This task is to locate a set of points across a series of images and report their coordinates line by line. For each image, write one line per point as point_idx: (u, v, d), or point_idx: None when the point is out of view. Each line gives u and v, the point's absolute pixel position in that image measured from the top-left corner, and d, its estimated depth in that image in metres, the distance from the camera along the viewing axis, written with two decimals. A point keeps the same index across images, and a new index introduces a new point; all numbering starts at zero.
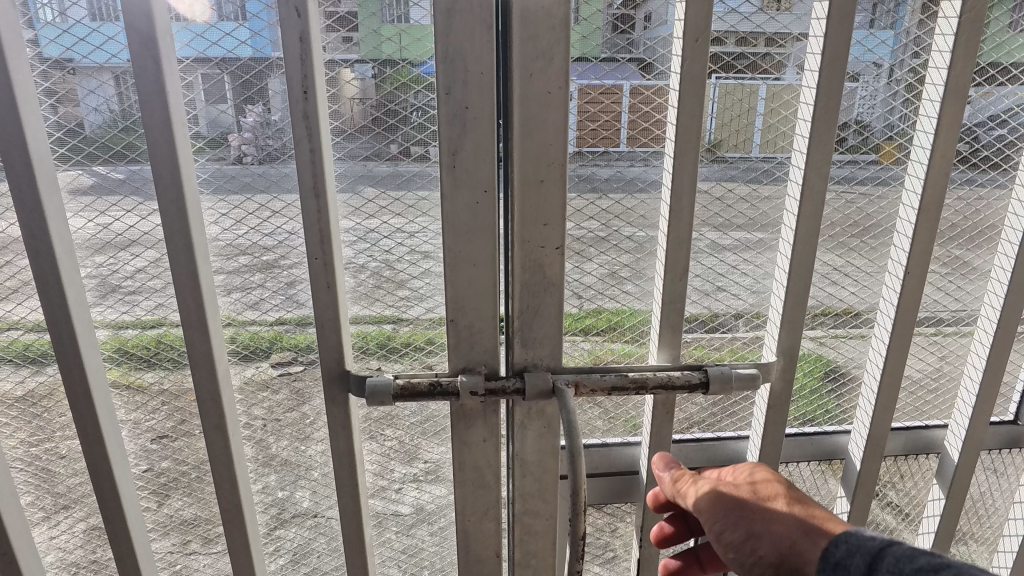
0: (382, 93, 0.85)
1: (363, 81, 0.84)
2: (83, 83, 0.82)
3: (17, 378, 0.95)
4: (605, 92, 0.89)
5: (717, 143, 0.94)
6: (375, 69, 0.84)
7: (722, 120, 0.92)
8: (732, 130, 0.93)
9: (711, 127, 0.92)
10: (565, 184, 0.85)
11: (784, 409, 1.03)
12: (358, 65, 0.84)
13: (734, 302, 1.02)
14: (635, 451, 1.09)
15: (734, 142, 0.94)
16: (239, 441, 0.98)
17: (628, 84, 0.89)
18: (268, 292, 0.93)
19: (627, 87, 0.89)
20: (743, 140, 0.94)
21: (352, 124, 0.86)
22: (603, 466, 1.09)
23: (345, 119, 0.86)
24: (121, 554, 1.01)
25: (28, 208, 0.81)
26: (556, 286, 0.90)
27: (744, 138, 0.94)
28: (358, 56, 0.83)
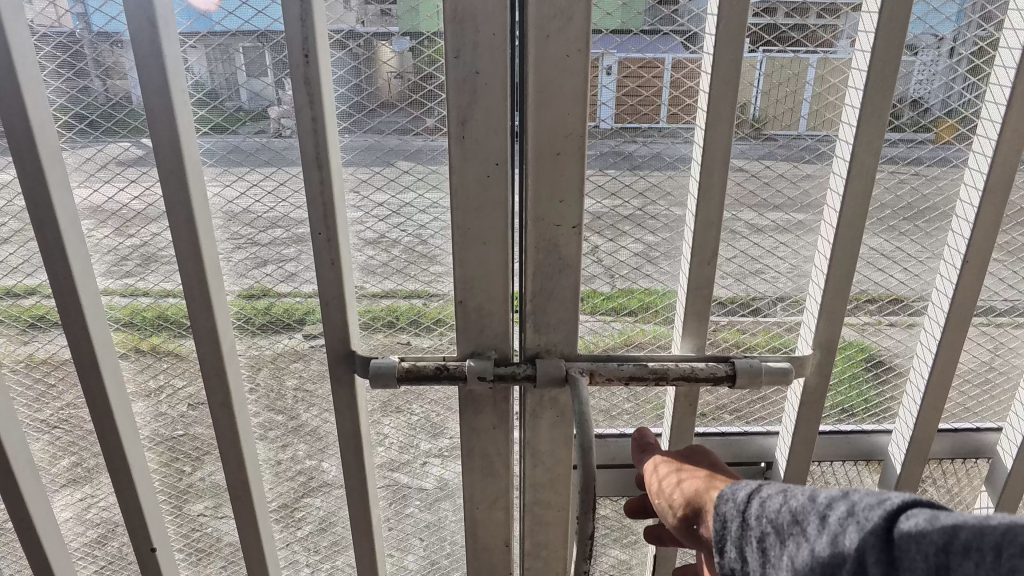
0: (418, 69, 0.80)
1: (401, 55, 0.80)
2: (82, 47, 0.79)
3: (28, 348, 0.95)
4: (646, 65, 0.82)
5: (763, 121, 0.85)
6: (412, 43, 0.79)
7: (768, 93, 0.84)
8: (779, 104, 0.84)
9: (757, 100, 0.84)
10: (583, 157, 0.79)
11: (819, 406, 0.96)
12: (395, 39, 0.79)
13: (771, 287, 0.95)
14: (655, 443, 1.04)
15: (779, 118, 0.85)
16: (246, 417, 0.97)
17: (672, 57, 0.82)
18: (272, 268, 0.90)
19: (670, 60, 0.82)
20: (789, 114, 0.85)
21: (388, 100, 0.82)
22: (621, 457, 1.04)
23: (379, 96, 0.82)
24: (133, 525, 1.02)
25: (31, 177, 0.80)
26: (571, 267, 0.85)
27: (791, 111, 0.85)
28: (397, 29, 0.79)
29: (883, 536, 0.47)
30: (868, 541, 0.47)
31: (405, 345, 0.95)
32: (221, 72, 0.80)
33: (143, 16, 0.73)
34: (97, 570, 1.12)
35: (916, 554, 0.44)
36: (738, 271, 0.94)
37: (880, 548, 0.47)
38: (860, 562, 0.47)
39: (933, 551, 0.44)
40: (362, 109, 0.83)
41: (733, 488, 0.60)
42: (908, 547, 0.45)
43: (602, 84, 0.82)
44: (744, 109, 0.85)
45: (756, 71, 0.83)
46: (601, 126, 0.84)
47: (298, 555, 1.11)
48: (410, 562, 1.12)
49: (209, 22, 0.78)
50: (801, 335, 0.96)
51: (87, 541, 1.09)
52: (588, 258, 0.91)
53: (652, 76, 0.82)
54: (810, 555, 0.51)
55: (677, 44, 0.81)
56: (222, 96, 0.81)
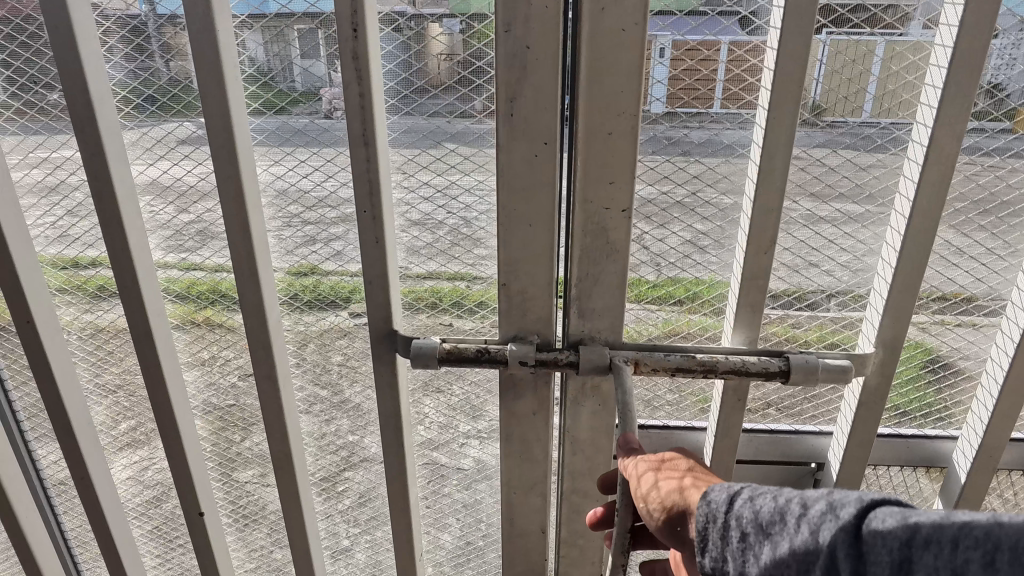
0: (469, 50, 0.78)
1: (451, 36, 0.78)
2: (140, 24, 0.81)
3: (87, 316, 0.99)
4: (704, 45, 0.77)
5: (826, 105, 0.80)
6: (463, 24, 0.78)
7: (834, 73, 0.78)
8: (841, 93, 0.79)
9: (817, 88, 0.79)
10: (637, 137, 0.76)
11: (879, 408, 0.91)
12: (446, 19, 0.78)
13: (831, 280, 0.90)
14: (699, 438, 1.01)
15: (845, 102, 0.80)
16: (290, 390, 0.98)
17: (729, 36, 0.77)
18: (319, 244, 0.91)
19: (727, 40, 0.77)
20: (855, 96, 0.79)
21: (438, 82, 0.81)
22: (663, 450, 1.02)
23: (430, 77, 0.80)
24: (183, 489, 1.06)
25: (91, 150, 0.82)
26: (620, 252, 0.82)
27: (857, 93, 0.79)
28: (449, 9, 0.77)
29: (850, 532, 0.46)
30: (837, 536, 0.46)
31: (447, 326, 0.95)
32: (276, 53, 0.81)
33: None
34: (151, 529, 1.17)
35: (881, 548, 0.44)
36: (796, 262, 0.89)
37: (848, 544, 0.46)
38: (830, 558, 0.46)
39: (896, 545, 0.43)
40: (409, 86, 0.81)
41: (714, 490, 0.59)
42: (875, 544, 0.44)
43: (655, 69, 0.78)
44: (806, 91, 0.79)
45: (820, 50, 0.77)
46: (653, 108, 0.80)
47: (339, 526, 1.13)
48: (447, 541, 1.13)
49: None
50: (863, 333, 0.91)
51: (142, 501, 1.14)
52: (637, 245, 0.88)
53: (709, 54, 0.78)
54: (784, 554, 0.50)
55: (735, 20, 0.77)
56: (278, 78, 0.82)
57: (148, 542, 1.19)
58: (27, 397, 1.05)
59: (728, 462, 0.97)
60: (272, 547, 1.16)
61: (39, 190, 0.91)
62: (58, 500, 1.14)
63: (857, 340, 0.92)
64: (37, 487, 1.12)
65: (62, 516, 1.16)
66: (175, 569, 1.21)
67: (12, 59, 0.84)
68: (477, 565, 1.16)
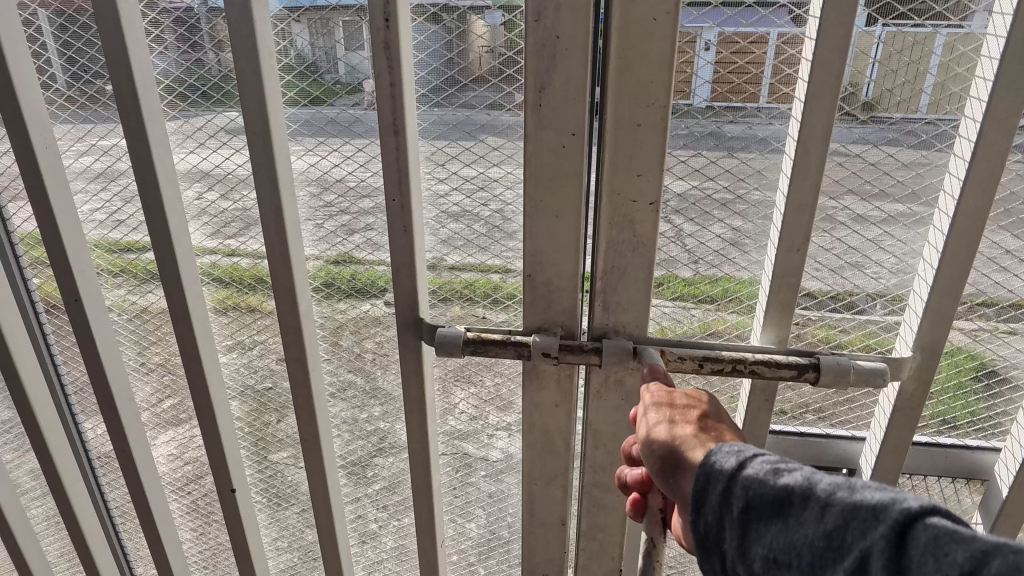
0: (510, 43, 0.79)
1: (493, 28, 0.78)
2: (185, 15, 0.84)
3: (131, 297, 1.03)
4: (750, 39, 0.75)
5: (878, 101, 0.77)
6: (505, 16, 0.78)
7: (886, 69, 0.75)
8: (897, 90, 0.76)
9: (869, 86, 0.76)
10: (666, 129, 0.75)
11: (916, 415, 0.88)
12: (489, 13, 0.78)
13: (870, 281, 0.87)
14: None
15: (897, 98, 0.76)
16: (321, 375, 1.01)
17: (777, 30, 0.75)
18: (350, 231, 0.93)
19: (775, 33, 0.75)
20: (911, 94, 0.76)
21: (477, 74, 0.81)
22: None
23: (470, 70, 0.81)
24: (217, 466, 1.09)
25: (136, 137, 0.85)
26: (646, 246, 0.81)
27: (913, 90, 0.76)
28: (491, 2, 0.77)
29: (893, 543, 0.42)
30: (877, 548, 0.42)
31: (479, 318, 0.95)
32: (314, 43, 0.83)
33: None
34: (187, 504, 1.21)
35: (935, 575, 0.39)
36: (832, 261, 0.86)
37: (888, 554, 0.41)
38: (861, 562, 0.43)
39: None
40: (440, 77, 0.81)
41: (719, 451, 0.55)
42: (924, 562, 0.40)
43: (698, 61, 0.77)
44: (858, 88, 0.76)
45: (874, 47, 0.74)
46: (696, 104, 0.78)
47: (365, 510, 1.15)
48: (470, 531, 1.14)
49: None
50: (901, 337, 0.88)
51: (180, 477, 1.18)
52: (668, 239, 0.86)
53: (754, 47, 0.76)
54: (804, 544, 0.47)
55: (780, 11, 0.74)
56: (323, 68, 0.84)
57: (185, 517, 1.23)
58: (76, 373, 1.11)
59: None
60: (302, 527, 1.20)
61: (89, 175, 0.96)
62: (102, 472, 1.20)
63: (894, 344, 0.89)
64: (83, 460, 1.18)
65: (105, 488, 1.21)
66: (210, 543, 1.26)
67: (66, 49, 0.88)
68: (499, 555, 1.17)
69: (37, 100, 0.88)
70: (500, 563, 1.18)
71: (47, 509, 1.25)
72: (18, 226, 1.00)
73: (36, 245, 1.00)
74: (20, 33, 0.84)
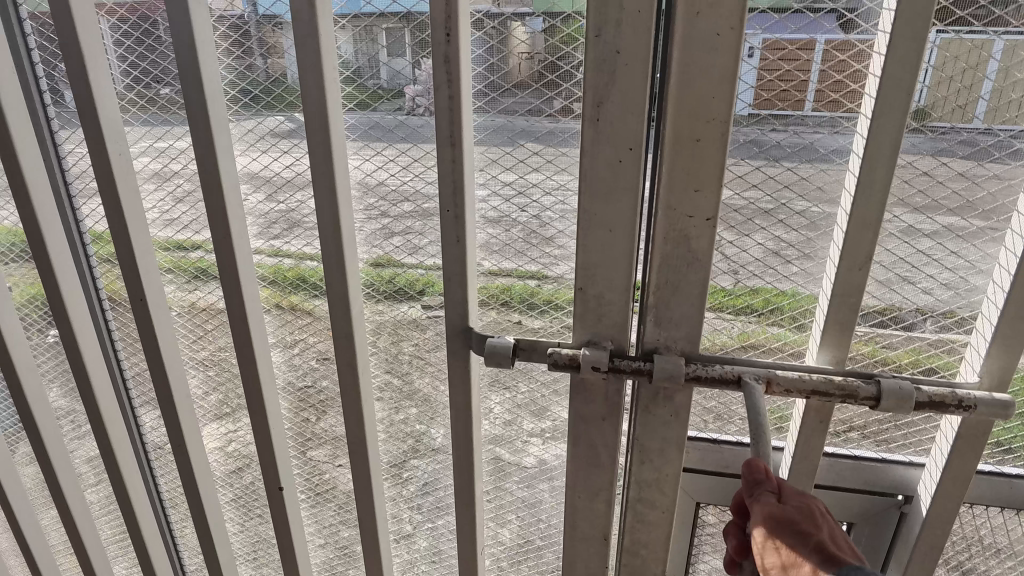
0: (551, 49, 0.79)
1: (533, 35, 0.79)
2: (252, 27, 0.87)
3: (190, 295, 1.07)
4: (797, 46, 0.74)
5: (931, 108, 0.75)
6: (546, 23, 0.78)
7: (941, 75, 0.73)
8: (951, 97, 0.74)
9: (922, 92, 0.74)
10: (726, 144, 0.74)
11: (980, 444, 0.84)
12: (530, 18, 0.78)
13: (937, 300, 0.84)
14: (775, 458, 0.97)
15: (952, 106, 0.74)
16: (368, 378, 1.02)
17: (827, 36, 0.74)
18: (402, 238, 0.94)
19: (822, 40, 0.74)
20: (965, 100, 0.74)
21: (518, 80, 0.82)
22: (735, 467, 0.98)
23: (511, 75, 0.82)
24: (266, 463, 1.12)
25: (204, 144, 0.89)
26: (702, 261, 0.80)
27: (967, 96, 0.73)
28: (532, 9, 0.78)
29: None
30: None
31: (515, 323, 0.95)
32: (374, 54, 0.84)
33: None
34: (235, 498, 1.25)
35: None
36: (895, 282, 0.84)
37: None
38: None
39: None
40: (497, 89, 0.83)
41: None
42: None
43: (741, 69, 0.76)
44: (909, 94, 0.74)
45: (928, 52, 0.72)
46: (738, 110, 0.78)
47: (406, 512, 1.16)
48: (511, 538, 1.14)
49: None
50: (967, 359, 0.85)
51: (229, 471, 1.22)
52: (724, 252, 0.85)
53: (805, 55, 0.74)
54: None
55: (831, 17, 0.73)
56: (365, 74, 0.86)
57: (232, 510, 1.27)
58: (136, 366, 1.15)
59: (806, 486, 0.93)
60: (343, 526, 1.22)
61: (157, 178, 1.00)
62: (157, 462, 1.24)
63: (961, 363, 0.86)
64: (140, 450, 1.22)
65: (160, 478, 1.26)
66: (254, 537, 1.29)
67: (141, 58, 0.92)
68: (538, 565, 1.16)
69: (113, 105, 0.92)
70: (538, 573, 1.17)
71: (104, 496, 1.30)
72: (88, 224, 1.05)
73: (105, 242, 1.05)
74: (99, 43, 0.89)
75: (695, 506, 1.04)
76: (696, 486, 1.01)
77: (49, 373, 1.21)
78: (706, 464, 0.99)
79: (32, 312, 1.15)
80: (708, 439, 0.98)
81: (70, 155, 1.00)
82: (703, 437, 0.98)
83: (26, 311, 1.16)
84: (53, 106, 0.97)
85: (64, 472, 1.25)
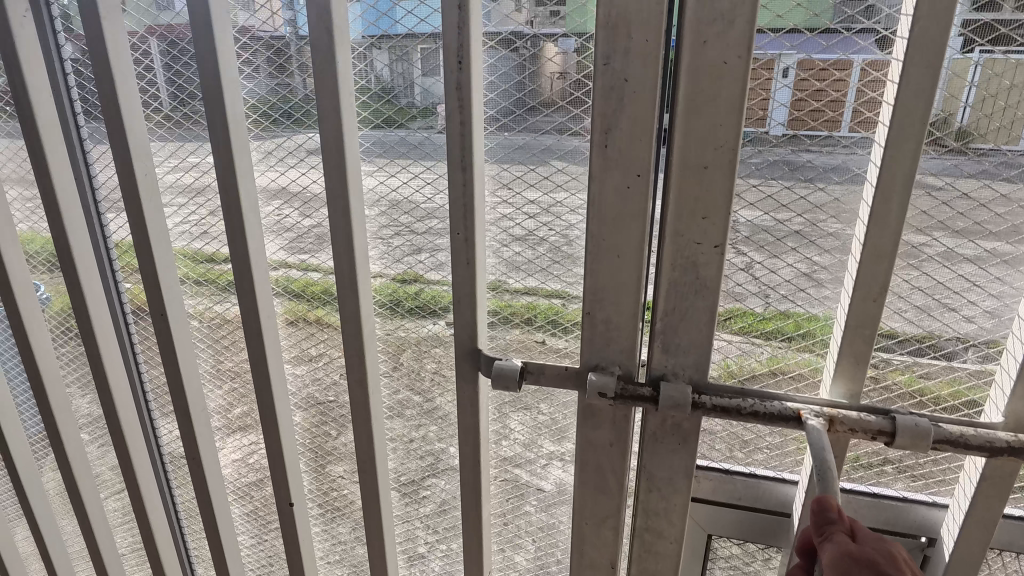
0: (584, 71, 0.79)
1: (566, 55, 0.79)
2: (272, 54, 0.90)
3: (210, 310, 1.10)
4: (830, 68, 0.73)
5: (974, 132, 0.72)
6: (579, 44, 0.78)
7: (986, 98, 0.70)
8: (997, 119, 0.71)
9: (965, 113, 0.71)
10: (734, 172, 0.73)
11: (1005, 488, 0.81)
12: (562, 39, 0.78)
13: (966, 326, 0.80)
14: (790, 492, 0.93)
15: (997, 127, 0.71)
16: (379, 394, 1.03)
17: (861, 58, 0.72)
18: (415, 258, 0.95)
19: (857, 62, 0.72)
20: (1011, 124, 0.71)
21: (552, 99, 0.81)
22: (748, 499, 0.95)
23: (544, 94, 0.81)
24: (279, 476, 1.13)
25: (226, 166, 0.92)
26: (710, 289, 0.79)
27: (1012, 122, 0.71)
28: (565, 30, 0.78)
29: None
30: None
31: (540, 343, 0.94)
32: (386, 80, 0.86)
33: (321, 25, 0.81)
34: (249, 511, 1.26)
35: None
36: (911, 311, 0.81)
37: None
38: None
39: None
40: (509, 114, 0.83)
41: None
42: None
43: (776, 90, 0.74)
44: (950, 116, 0.72)
45: (971, 72, 0.70)
46: (774, 131, 0.77)
47: (417, 532, 1.15)
48: (520, 563, 1.12)
49: (390, 21, 0.84)
50: (992, 397, 0.81)
51: (244, 484, 1.23)
52: (742, 275, 0.84)
53: (824, 81, 0.74)
54: None
55: (871, 39, 0.71)
56: (399, 94, 0.87)
57: (245, 523, 1.27)
58: (156, 377, 1.18)
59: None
60: (354, 543, 1.21)
61: (181, 196, 1.03)
62: (174, 473, 1.26)
63: (988, 393, 0.82)
64: (158, 460, 1.24)
65: (175, 488, 1.27)
66: (267, 551, 1.29)
67: (170, 82, 0.96)
68: None
69: (140, 125, 0.96)
70: None
71: (124, 504, 1.33)
72: (115, 237, 1.08)
73: (130, 254, 1.08)
74: (130, 66, 0.93)
75: (707, 538, 1.01)
76: (707, 518, 0.98)
77: (75, 383, 1.25)
78: (717, 495, 0.96)
79: (60, 322, 1.19)
80: (720, 469, 0.96)
81: (100, 171, 1.04)
82: (715, 467, 0.96)
83: (55, 322, 1.20)
84: (85, 124, 1.01)
85: (84, 479, 1.28)
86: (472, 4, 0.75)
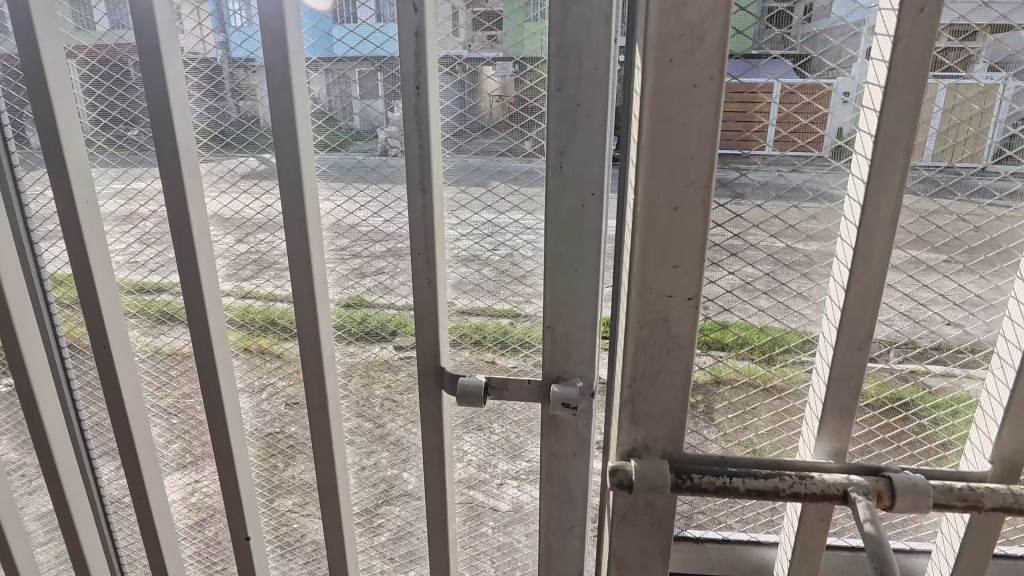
0: (522, 90, 0.82)
1: (504, 78, 0.82)
2: (224, 79, 0.88)
3: (156, 344, 1.04)
4: (753, 92, 0.79)
5: None
6: (517, 66, 0.81)
7: None
8: None
9: None
10: (706, 212, 0.80)
11: (993, 533, 0.89)
12: (500, 63, 0.81)
13: (885, 329, 0.87)
14: (761, 553, 1.00)
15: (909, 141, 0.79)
16: (339, 420, 1.01)
17: (781, 83, 0.78)
18: (371, 284, 0.94)
19: (778, 85, 0.79)
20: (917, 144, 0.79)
21: (492, 119, 0.84)
22: (722, 567, 1.01)
23: (484, 115, 0.83)
24: (232, 512, 1.09)
25: (176, 192, 0.90)
26: (681, 345, 0.86)
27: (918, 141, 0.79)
28: (503, 54, 0.81)
29: None
30: None
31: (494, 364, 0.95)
32: (338, 95, 0.86)
33: (277, 52, 0.81)
34: (197, 551, 1.19)
35: None
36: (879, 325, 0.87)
37: None
38: None
39: None
40: (465, 136, 0.85)
41: None
42: None
43: None
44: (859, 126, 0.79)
45: None
46: None
47: (380, 560, 1.12)
48: None
49: (344, 47, 0.84)
50: (975, 439, 0.90)
51: (192, 523, 1.16)
52: None
53: (791, 106, 0.79)
54: None
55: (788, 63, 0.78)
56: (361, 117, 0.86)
57: (194, 564, 1.21)
58: (94, 416, 1.11)
59: None
60: None
61: (119, 223, 0.98)
62: (115, 518, 1.18)
63: (970, 435, 0.91)
64: (96, 504, 1.16)
65: (116, 533, 1.19)
66: None
67: (108, 105, 0.92)
68: None
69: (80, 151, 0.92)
70: None
71: (56, 554, 1.23)
72: (49, 268, 1.02)
73: (66, 287, 1.02)
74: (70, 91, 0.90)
75: None
76: None
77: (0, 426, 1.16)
78: (690, 564, 1.02)
79: None
80: (692, 539, 1.01)
81: (33, 199, 0.99)
82: (687, 537, 1.01)
83: None
84: (16, 149, 0.96)
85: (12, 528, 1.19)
86: (430, 31, 0.78)
